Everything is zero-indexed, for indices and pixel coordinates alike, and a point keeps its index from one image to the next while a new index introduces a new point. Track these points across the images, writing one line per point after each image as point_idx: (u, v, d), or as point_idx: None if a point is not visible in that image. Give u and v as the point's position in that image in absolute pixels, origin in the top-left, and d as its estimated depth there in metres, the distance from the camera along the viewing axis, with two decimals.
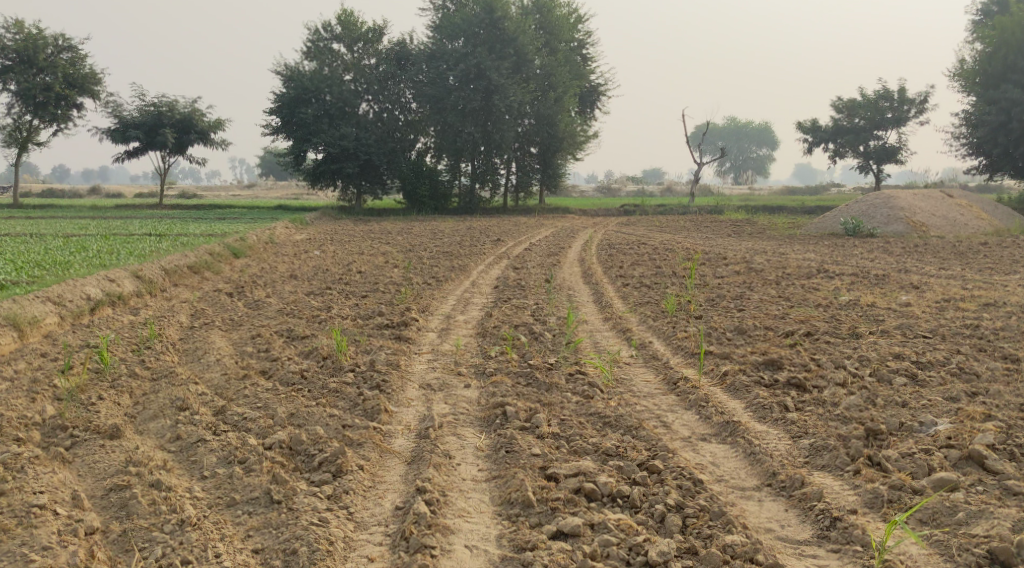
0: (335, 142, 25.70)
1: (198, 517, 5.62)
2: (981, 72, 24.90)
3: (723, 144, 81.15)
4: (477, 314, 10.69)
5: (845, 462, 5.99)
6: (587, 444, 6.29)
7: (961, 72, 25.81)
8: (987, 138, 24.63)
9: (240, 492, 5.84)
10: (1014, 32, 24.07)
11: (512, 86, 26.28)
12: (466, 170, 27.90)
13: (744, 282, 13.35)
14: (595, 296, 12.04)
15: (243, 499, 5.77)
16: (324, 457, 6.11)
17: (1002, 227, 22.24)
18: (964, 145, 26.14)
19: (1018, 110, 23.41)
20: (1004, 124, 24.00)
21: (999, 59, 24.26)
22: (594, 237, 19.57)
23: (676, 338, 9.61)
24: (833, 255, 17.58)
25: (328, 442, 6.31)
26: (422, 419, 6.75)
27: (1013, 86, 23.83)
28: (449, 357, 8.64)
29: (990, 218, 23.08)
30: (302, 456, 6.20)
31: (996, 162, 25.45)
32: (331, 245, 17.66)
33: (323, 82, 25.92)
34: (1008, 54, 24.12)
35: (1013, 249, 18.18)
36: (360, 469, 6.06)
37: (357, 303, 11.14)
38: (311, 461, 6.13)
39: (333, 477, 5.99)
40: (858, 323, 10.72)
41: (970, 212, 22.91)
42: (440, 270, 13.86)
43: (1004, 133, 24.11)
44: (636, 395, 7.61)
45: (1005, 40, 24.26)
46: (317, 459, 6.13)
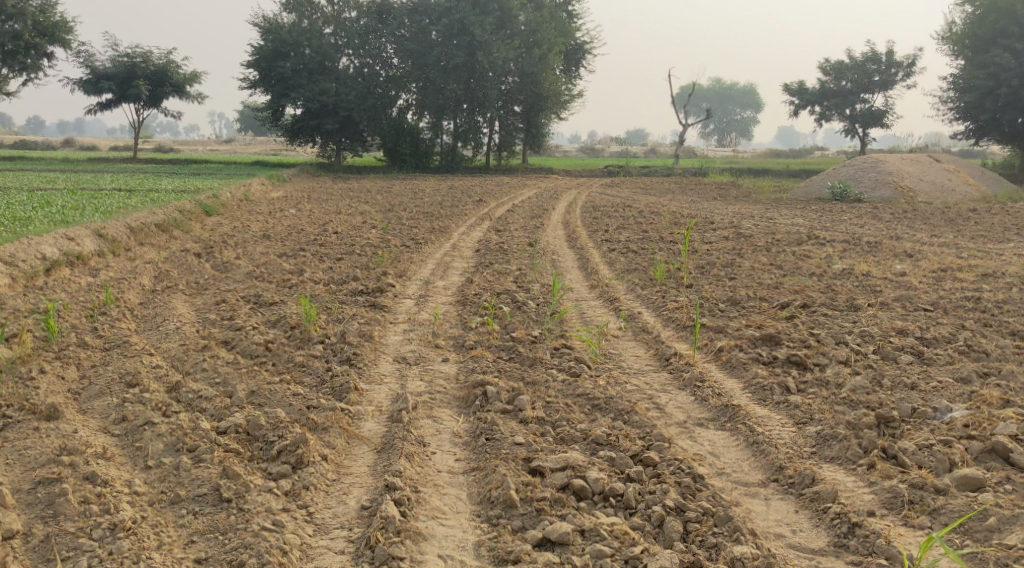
0: (315, 97, 24.88)
1: (134, 520, 5.06)
2: (971, 35, 24.30)
3: (707, 106, 80.38)
4: (457, 280, 10.12)
5: (857, 455, 5.51)
6: (575, 431, 5.78)
7: (950, 35, 25.23)
8: (974, 103, 24.16)
9: (186, 488, 5.29)
10: None
11: (497, 41, 25.50)
12: (448, 128, 27.17)
13: (734, 248, 12.82)
14: (580, 261, 11.48)
15: (189, 496, 5.23)
16: (284, 445, 5.56)
17: (990, 192, 21.79)
18: (951, 109, 25.60)
19: (1007, 75, 22.90)
20: (993, 89, 23.48)
21: (989, 22, 23.70)
22: (579, 199, 18.93)
23: (667, 309, 9.09)
24: (823, 220, 17.09)
25: (289, 427, 5.76)
26: (395, 399, 6.20)
27: (1003, 50, 23.27)
28: (426, 328, 8.07)
29: (978, 183, 22.65)
30: (259, 443, 5.66)
31: (983, 128, 24.94)
32: (307, 204, 16.97)
33: (302, 36, 25.03)
34: (998, 16, 23.57)
35: (1003, 216, 17.74)
36: (323, 460, 5.53)
37: (331, 267, 10.53)
38: (269, 450, 5.60)
39: (293, 469, 5.45)
40: (855, 294, 10.21)
41: (958, 176, 22.47)
42: (419, 231, 13.27)
43: (992, 99, 23.66)
44: (627, 372, 7.11)
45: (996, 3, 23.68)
46: (275, 447, 5.59)
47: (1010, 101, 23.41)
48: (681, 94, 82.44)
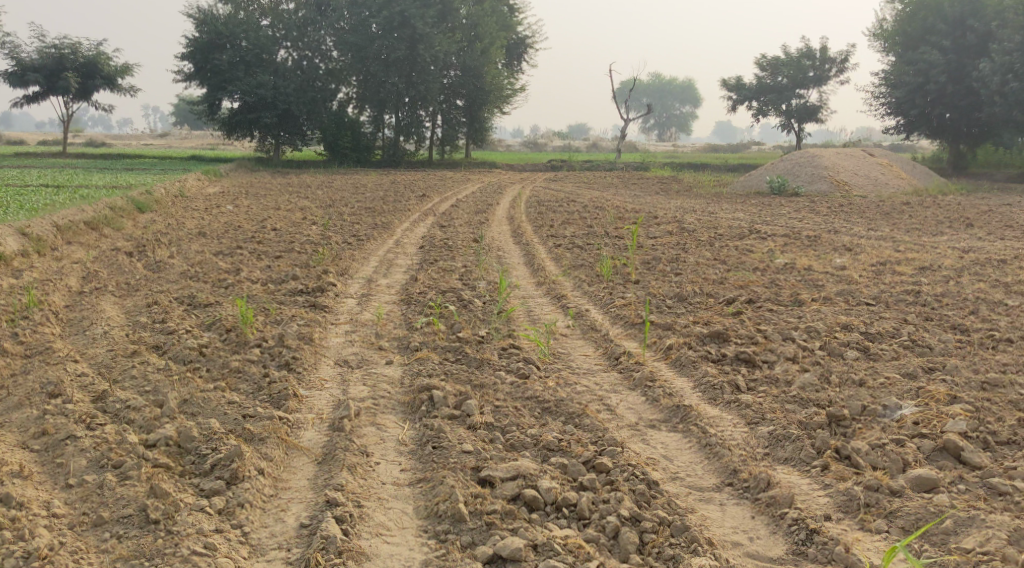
0: (252, 90, 24.38)
1: (52, 547, 4.77)
2: (901, 32, 24.69)
3: (648, 101, 80.82)
4: (401, 278, 9.88)
5: (810, 456, 5.44)
6: (525, 437, 5.61)
7: (881, 32, 25.63)
8: (904, 99, 24.54)
9: (110, 508, 5.00)
10: None
11: (437, 35, 25.27)
12: (390, 122, 26.86)
13: (678, 243, 12.76)
14: (525, 258, 11.32)
15: (113, 518, 4.95)
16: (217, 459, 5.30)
17: (922, 186, 22.12)
18: (883, 105, 25.98)
19: (936, 71, 23.32)
20: (923, 85, 23.88)
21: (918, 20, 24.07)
22: (523, 194, 18.77)
23: (614, 306, 8.97)
24: (763, 214, 17.17)
25: (223, 438, 5.50)
26: (337, 405, 5.97)
27: (931, 47, 23.68)
28: (369, 329, 7.83)
29: (911, 177, 22.97)
30: (191, 457, 5.39)
31: (913, 123, 25.33)
32: (244, 200, 16.55)
33: (238, 28, 24.40)
34: (926, 14, 23.97)
35: (935, 209, 18.02)
36: (260, 475, 5.29)
37: (269, 266, 10.21)
38: (202, 464, 5.33)
39: (227, 485, 5.19)
40: (798, 289, 10.19)
41: (892, 170, 22.76)
42: (361, 228, 12.98)
43: (921, 95, 24.06)
44: (576, 372, 6.96)
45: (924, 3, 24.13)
46: (208, 461, 5.32)
47: (938, 96, 23.84)
48: (621, 88, 82.72)
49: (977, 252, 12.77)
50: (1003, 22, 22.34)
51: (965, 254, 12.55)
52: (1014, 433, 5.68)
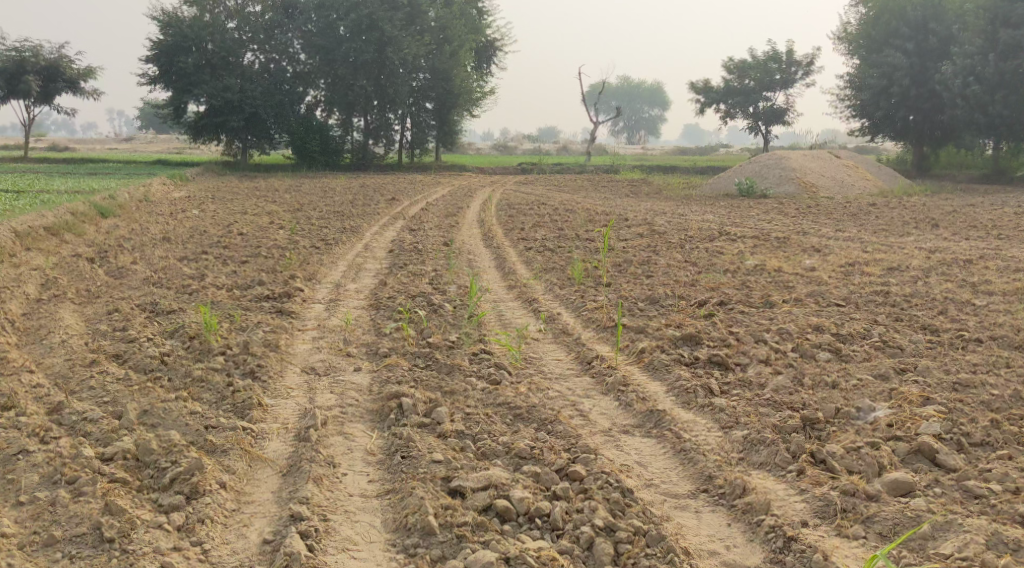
0: (218, 93, 24.09)
1: None
2: (864, 36, 24.79)
3: (617, 104, 81.05)
4: (370, 283, 9.74)
5: (786, 461, 5.37)
6: (497, 445, 5.50)
7: (845, 35, 25.77)
8: (868, 101, 24.74)
9: (62, 526, 4.83)
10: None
11: (406, 38, 25.11)
12: (359, 125, 26.66)
13: (649, 246, 12.71)
14: (496, 261, 11.21)
15: (65, 537, 4.78)
16: (177, 472, 5.15)
17: (888, 188, 22.24)
18: (848, 107, 26.15)
19: (899, 74, 23.53)
20: (886, 88, 24.07)
21: (881, 23, 24.20)
22: (493, 197, 18.67)
23: (586, 309, 8.89)
24: (732, 216, 17.19)
25: (184, 451, 5.35)
26: (303, 415, 5.83)
27: (894, 51, 23.87)
28: (337, 335, 7.69)
29: (876, 178, 23.09)
30: (150, 471, 5.24)
31: (876, 125, 25.46)
32: (210, 204, 16.31)
33: (204, 30, 24.02)
34: (888, 18, 24.08)
35: (901, 210, 18.14)
36: (222, 489, 5.14)
37: (235, 271, 10.03)
38: (161, 478, 5.17)
39: (186, 500, 5.04)
40: (769, 291, 10.17)
41: (857, 172, 22.87)
42: (329, 232, 12.81)
43: (885, 97, 24.26)
44: (548, 377, 6.85)
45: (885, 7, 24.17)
46: (168, 475, 5.17)
47: (902, 99, 24.05)
48: (591, 92, 82.94)
49: (944, 252, 12.85)
50: (963, 25, 22.61)
51: (931, 255, 12.61)
52: (987, 434, 5.65)
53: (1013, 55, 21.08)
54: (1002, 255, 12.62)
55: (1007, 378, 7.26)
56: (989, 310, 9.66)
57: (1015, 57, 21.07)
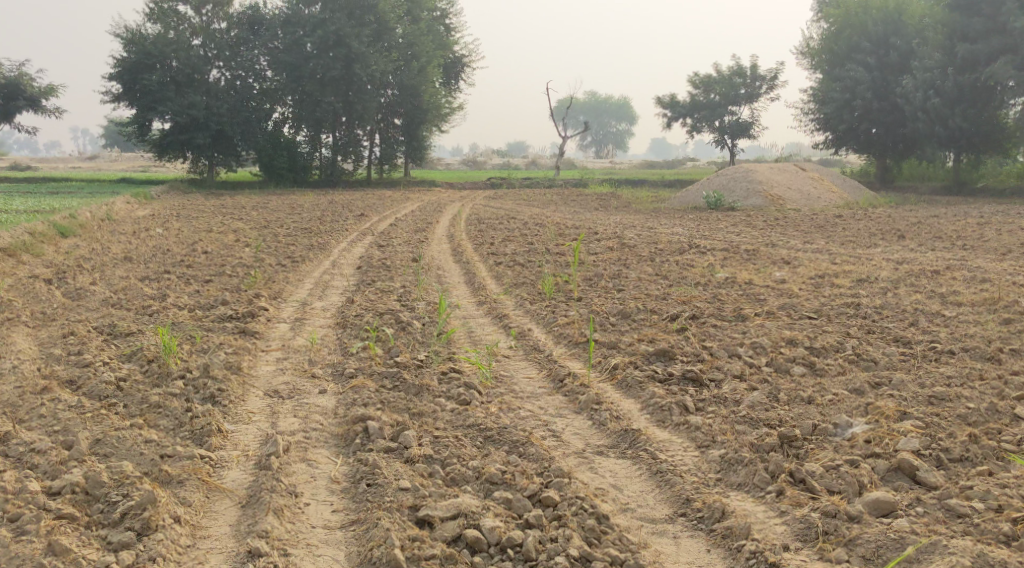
0: (184, 110, 23.73)
1: None
2: (828, 51, 25.41)
3: (585, 119, 81.32)
4: (337, 301, 9.53)
5: (764, 481, 5.23)
6: (467, 470, 5.32)
7: (809, 51, 26.33)
8: (832, 115, 24.89)
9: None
10: (856, 13, 24.44)
11: (374, 54, 24.98)
12: (327, 141, 26.46)
13: (619, 259, 12.60)
14: (466, 277, 11.05)
15: None
16: (129, 507, 4.92)
17: (853, 200, 22.32)
18: (812, 120, 26.32)
19: (862, 88, 23.74)
20: (849, 101, 24.27)
21: (842, 38, 24.79)
22: (463, 211, 18.51)
23: (557, 325, 8.74)
24: (702, 228, 17.16)
25: (136, 483, 5.12)
26: (264, 441, 5.63)
27: (857, 64, 24.11)
28: (302, 355, 7.47)
29: (841, 190, 23.17)
30: (100, 505, 5.01)
31: (841, 138, 25.53)
32: (175, 221, 16.00)
33: (168, 47, 23.54)
34: (850, 33, 24.62)
35: (867, 221, 18.20)
36: (176, 523, 4.92)
37: (197, 291, 9.78)
38: (111, 513, 4.95)
39: (137, 537, 4.81)
40: (740, 304, 10.08)
41: (823, 184, 22.94)
42: (296, 249, 12.59)
43: (848, 111, 24.41)
44: (519, 396, 6.68)
45: (849, 23, 24.63)
46: (119, 509, 4.94)
47: (865, 112, 24.22)
48: (559, 107, 83.21)
49: (911, 263, 12.85)
50: (923, 39, 22.85)
51: (899, 266, 12.60)
52: (966, 449, 5.55)
53: (970, 69, 21.28)
54: (968, 265, 12.64)
55: (982, 389, 7.19)
56: (959, 321, 9.62)
57: (973, 71, 21.26)
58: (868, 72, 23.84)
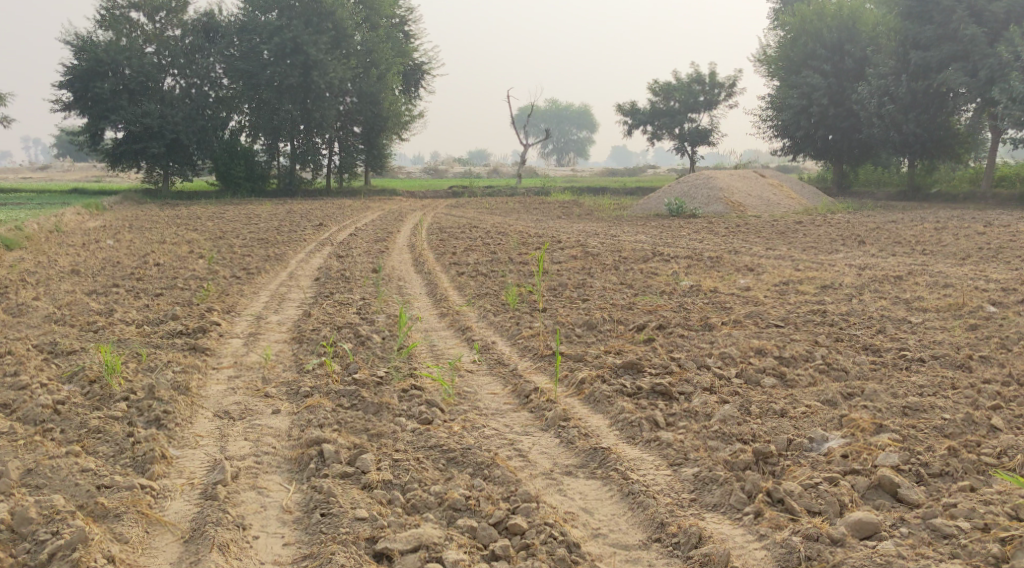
0: (137, 119, 23.20)
1: None
2: (784, 58, 25.44)
3: (546, 126, 81.28)
4: (293, 314, 9.19)
5: (741, 502, 5.00)
6: (429, 496, 5.05)
7: (766, 58, 26.35)
8: (789, 121, 24.95)
9: None
10: (812, 20, 24.50)
11: (332, 61, 24.56)
12: (285, 150, 25.97)
13: (583, 268, 12.37)
14: (426, 287, 10.76)
15: None
16: (57, 547, 4.66)
17: (812, 206, 22.33)
18: (770, 127, 26.37)
19: (818, 94, 23.81)
20: (806, 107, 24.35)
21: (799, 44, 24.77)
22: (424, 220, 18.21)
23: (521, 337, 8.49)
24: (664, 236, 17.03)
25: (68, 518, 4.85)
26: (211, 468, 5.36)
27: (813, 71, 24.18)
28: (256, 373, 7.13)
29: (800, 196, 23.17)
30: (27, 543, 4.74)
31: (798, 144, 25.62)
32: (126, 233, 15.52)
33: (121, 54, 22.98)
34: (807, 39, 24.61)
35: (826, 227, 18.16)
36: (111, 562, 4.66)
37: (146, 305, 9.39)
38: (39, 553, 4.69)
39: None
40: (707, 312, 9.89)
41: (782, 191, 22.92)
42: (252, 260, 12.22)
43: (805, 117, 24.47)
44: (484, 413, 6.41)
45: (805, 29, 24.65)
46: (47, 549, 4.68)
47: (821, 119, 24.29)
48: (519, 115, 83.21)
49: (873, 268, 12.77)
50: (876, 47, 23.00)
51: (862, 271, 12.52)
52: (946, 463, 5.36)
53: (923, 76, 21.16)
54: (930, 270, 12.58)
55: (956, 399, 7.02)
56: (926, 327, 9.49)
57: (925, 78, 21.18)
58: (824, 79, 23.94)
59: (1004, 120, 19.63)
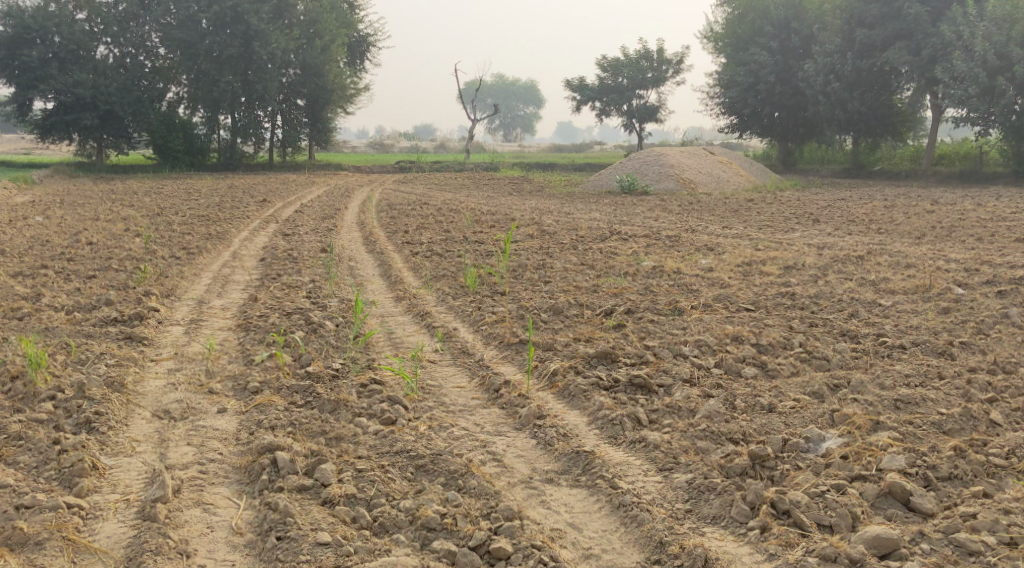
0: (68, 89, 22.07)
1: None
2: (730, 35, 25.08)
3: (493, 102, 80.37)
4: (238, 298, 8.55)
5: (743, 515, 4.71)
6: (406, 516, 4.68)
7: (713, 35, 26.01)
8: (737, 99, 24.71)
9: None
10: None
11: (274, 31, 23.70)
12: (225, 123, 24.96)
13: (541, 248, 11.85)
14: (379, 268, 10.17)
15: None
16: None
17: (761, 184, 22.06)
18: (718, 104, 26.08)
19: (765, 72, 23.55)
20: (753, 85, 24.13)
21: (746, 21, 24.42)
22: (372, 197, 17.55)
23: (484, 324, 7.97)
24: (618, 214, 16.59)
25: None
26: (149, 481, 4.91)
27: (761, 48, 23.89)
28: (199, 366, 6.51)
29: (749, 174, 22.89)
30: None
31: (745, 121, 25.41)
32: (57, 209, 14.64)
33: (49, 20, 21.83)
34: (754, 16, 24.28)
35: (777, 205, 17.87)
36: None
37: (77, 289, 8.67)
38: None
39: None
40: (674, 295, 9.44)
41: (731, 168, 22.61)
42: (192, 238, 11.51)
43: (752, 95, 24.26)
44: (451, 410, 5.88)
45: (752, 5, 24.36)
46: None
47: (768, 96, 24.12)
48: (466, 90, 82.25)
49: (833, 248, 12.41)
50: (823, 25, 22.77)
51: (822, 252, 12.15)
52: (955, 466, 4.98)
53: (868, 54, 20.96)
54: (888, 250, 12.28)
55: (947, 391, 6.63)
56: (898, 311, 9.10)
57: (870, 55, 20.94)
58: (770, 56, 23.67)
59: (945, 99, 19.45)
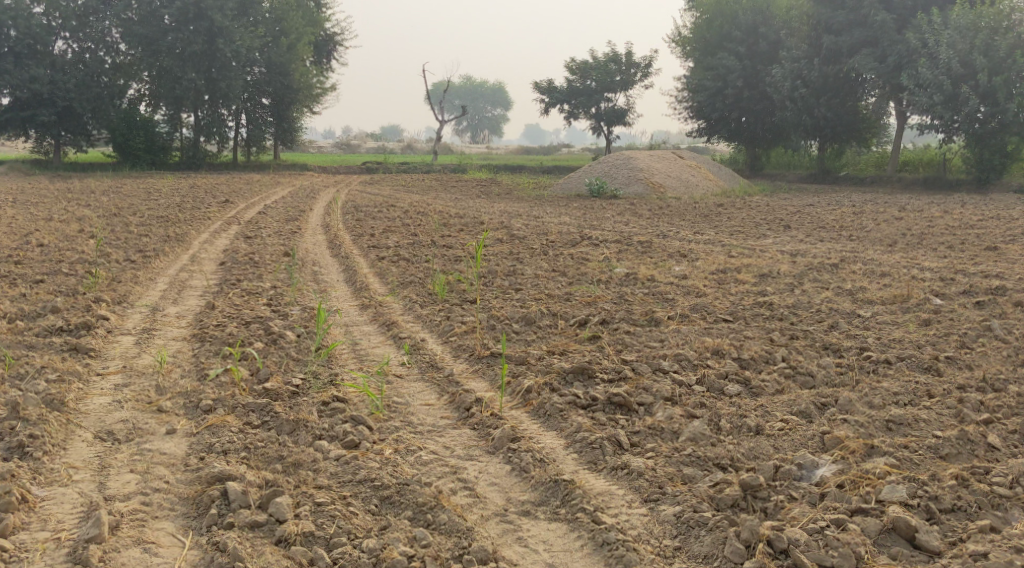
0: (24, 85, 21.26)
1: None
2: (697, 40, 24.81)
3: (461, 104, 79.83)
4: (194, 305, 8.09)
5: (736, 554, 4.42)
6: (375, 556, 4.34)
7: (681, 39, 25.74)
8: (706, 102, 24.46)
9: None
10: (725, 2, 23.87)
11: (238, 29, 23.14)
12: (188, 121, 24.35)
13: (511, 254, 11.45)
14: (343, 274, 9.73)
15: None
16: None
17: (729, 188, 21.85)
18: (687, 109, 25.86)
19: (733, 77, 23.35)
20: (722, 89, 23.91)
21: (714, 26, 24.13)
22: (339, 198, 17.08)
23: (453, 335, 7.57)
24: (588, 218, 16.25)
25: None
26: (85, 517, 4.52)
27: (729, 53, 23.65)
28: (148, 380, 6.06)
29: (717, 178, 22.67)
30: None
31: (715, 125, 25.19)
32: (8, 209, 14.00)
33: (5, 14, 20.90)
34: (721, 22, 23.99)
35: (748, 210, 17.61)
36: None
37: (22, 295, 8.16)
38: None
39: None
40: (649, 305, 9.09)
41: (700, 171, 22.37)
42: (149, 241, 10.99)
43: (721, 100, 24.03)
44: (420, 431, 5.49)
45: (718, 11, 24.05)
46: None
47: (737, 101, 23.89)
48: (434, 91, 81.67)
49: (806, 256, 12.12)
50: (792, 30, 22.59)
51: (795, 259, 11.86)
52: (959, 497, 4.69)
53: (835, 60, 20.82)
54: (862, 257, 12.01)
55: (938, 410, 6.33)
56: (878, 322, 8.79)
57: (837, 62, 20.80)
58: (738, 61, 23.45)
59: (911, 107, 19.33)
